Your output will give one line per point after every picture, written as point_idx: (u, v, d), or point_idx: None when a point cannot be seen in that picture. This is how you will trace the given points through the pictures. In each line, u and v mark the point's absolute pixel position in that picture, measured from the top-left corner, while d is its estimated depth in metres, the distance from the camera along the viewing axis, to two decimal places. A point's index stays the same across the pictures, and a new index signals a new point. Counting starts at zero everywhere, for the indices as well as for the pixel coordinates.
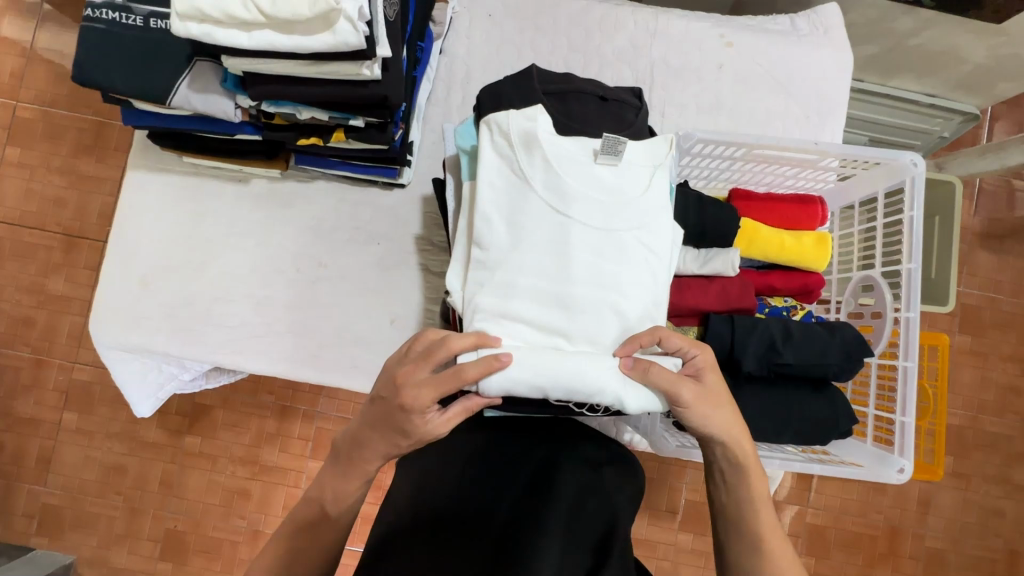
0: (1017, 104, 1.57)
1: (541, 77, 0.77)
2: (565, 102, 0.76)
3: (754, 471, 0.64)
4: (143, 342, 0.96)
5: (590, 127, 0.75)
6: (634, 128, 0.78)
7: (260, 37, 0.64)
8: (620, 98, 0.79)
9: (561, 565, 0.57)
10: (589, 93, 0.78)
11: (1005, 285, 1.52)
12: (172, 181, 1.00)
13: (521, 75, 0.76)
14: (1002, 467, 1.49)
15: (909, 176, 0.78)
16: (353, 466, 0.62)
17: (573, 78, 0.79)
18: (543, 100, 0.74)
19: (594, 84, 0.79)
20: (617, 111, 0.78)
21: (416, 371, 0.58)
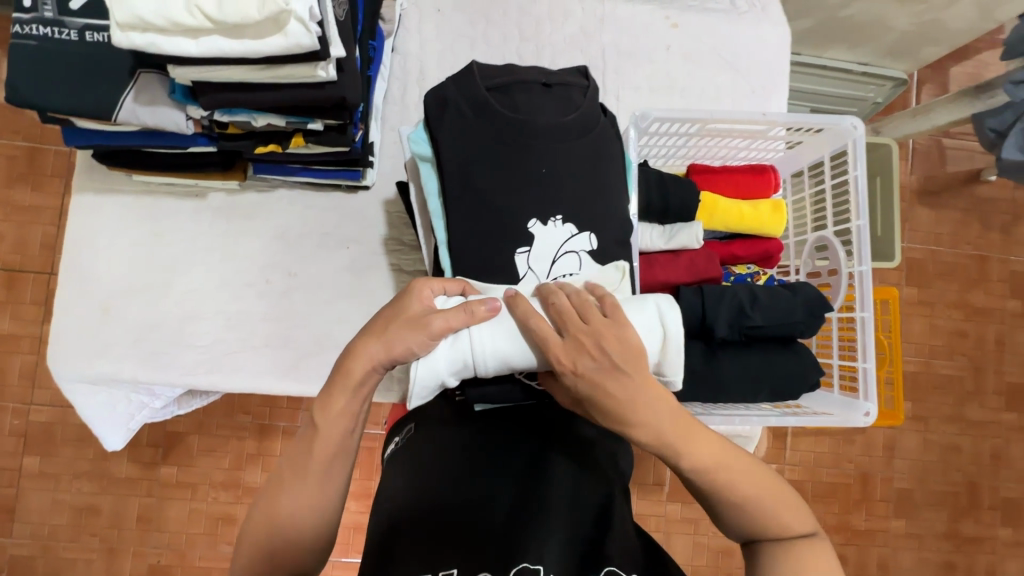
0: (939, 67, 1.68)
1: (483, 73, 0.75)
2: (511, 96, 0.73)
3: (697, 446, 0.56)
4: (110, 371, 0.93)
5: (537, 117, 0.73)
6: (584, 108, 0.75)
7: (209, 43, 0.62)
8: (565, 81, 0.76)
9: (563, 547, 0.58)
10: (532, 81, 0.74)
11: (944, 237, 1.63)
12: (125, 201, 0.96)
13: (462, 72, 0.75)
14: (955, 407, 1.60)
15: (852, 139, 0.83)
16: (334, 383, 0.58)
17: (514, 69, 0.76)
18: (485, 100, 0.73)
19: (537, 71, 0.75)
20: (565, 95, 0.75)
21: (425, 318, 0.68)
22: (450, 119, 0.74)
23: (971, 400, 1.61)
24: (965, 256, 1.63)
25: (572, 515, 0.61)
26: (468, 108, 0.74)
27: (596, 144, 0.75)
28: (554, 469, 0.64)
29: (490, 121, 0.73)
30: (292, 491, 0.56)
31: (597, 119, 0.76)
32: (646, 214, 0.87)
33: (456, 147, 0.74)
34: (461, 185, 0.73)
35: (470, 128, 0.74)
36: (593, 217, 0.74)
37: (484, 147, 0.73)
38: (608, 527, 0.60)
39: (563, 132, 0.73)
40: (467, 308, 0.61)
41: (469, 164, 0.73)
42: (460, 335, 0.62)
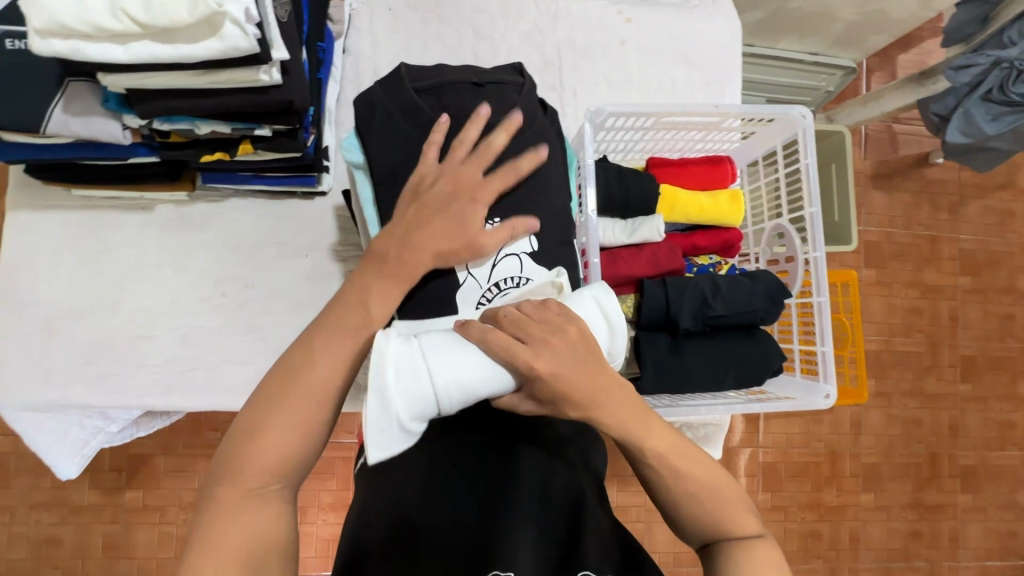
0: (886, 55, 1.73)
1: (412, 76, 0.74)
2: (442, 97, 0.73)
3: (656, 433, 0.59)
4: (57, 397, 0.88)
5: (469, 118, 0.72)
6: (517, 105, 0.74)
7: (139, 49, 0.59)
8: (498, 80, 0.75)
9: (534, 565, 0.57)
10: (463, 82, 0.74)
11: (898, 219, 1.69)
12: (65, 218, 0.91)
13: (390, 76, 0.74)
14: (915, 381, 1.66)
15: (801, 127, 0.84)
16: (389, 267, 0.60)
17: (445, 70, 0.75)
18: (417, 105, 0.72)
19: (468, 72, 0.75)
20: (497, 94, 0.74)
21: (470, 134, 0.68)
22: (382, 123, 0.73)
23: (929, 374, 1.67)
24: (918, 237, 1.70)
25: (542, 521, 0.60)
26: (399, 111, 0.72)
27: (534, 138, 0.74)
28: (522, 481, 0.62)
29: (420, 122, 0.72)
30: (322, 364, 0.55)
31: (533, 116, 0.75)
32: (606, 209, 0.87)
33: (387, 152, 0.72)
34: (393, 190, 0.72)
35: (401, 130, 0.72)
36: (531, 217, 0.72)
37: (414, 149, 0.71)
38: (579, 529, 0.60)
39: (494, 131, 0.72)
40: (513, 228, 0.67)
41: (401, 168, 0.72)
42: (425, 362, 0.54)
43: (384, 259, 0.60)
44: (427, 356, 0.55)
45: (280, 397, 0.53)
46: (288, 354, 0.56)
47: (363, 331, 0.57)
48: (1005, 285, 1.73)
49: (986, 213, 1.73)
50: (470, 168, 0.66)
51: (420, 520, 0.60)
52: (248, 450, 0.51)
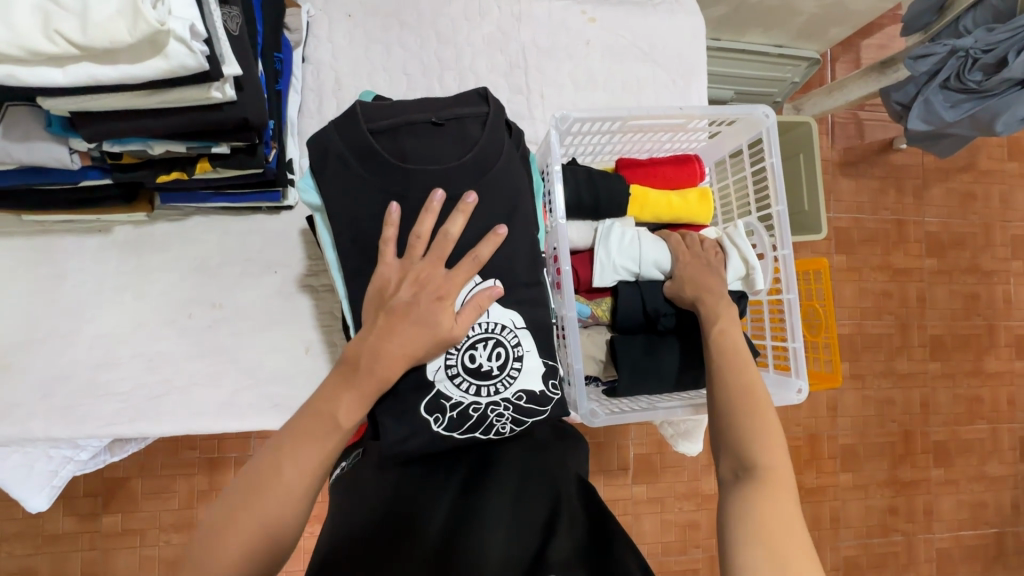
0: (849, 44, 1.76)
1: (367, 114, 0.68)
2: (398, 140, 0.68)
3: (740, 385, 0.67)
4: (18, 430, 0.85)
5: (429, 163, 0.68)
6: (480, 144, 0.69)
7: (78, 71, 0.56)
8: (459, 113, 0.69)
9: (507, 548, 0.59)
10: (421, 121, 0.68)
11: (865, 205, 1.73)
12: (17, 244, 0.88)
13: (344, 115, 0.68)
14: (887, 362, 1.71)
15: (764, 127, 0.85)
16: (359, 375, 0.62)
17: (402, 105, 0.69)
18: (369, 151, 0.67)
19: (426, 108, 0.69)
20: (459, 131, 0.69)
21: (425, 225, 0.67)
22: (336, 169, 0.69)
23: (900, 354, 1.72)
24: (885, 222, 1.74)
25: (516, 524, 0.61)
26: (353, 155, 0.68)
27: (495, 185, 0.71)
28: (499, 476, 0.65)
29: (375, 170, 0.68)
30: (285, 472, 0.55)
31: (498, 152, 0.70)
32: (578, 213, 0.87)
33: (340, 198, 0.70)
34: (352, 239, 0.71)
35: (356, 177, 0.69)
36: (496, 264, 0.72)
37: (371, 198, 0.69)
38: (553, 529, 0.60)
39: (455, 177, 0.68)
40: (478, 307, 0.68)
41: (359, 219, 0.69)
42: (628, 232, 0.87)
43: (354, 369, 0.62)
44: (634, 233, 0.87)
45: (240, 510, 0.53)
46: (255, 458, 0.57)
47: (332, 440, 0.59)
48: (969, 265, 1.78)
49: (949, 195, 1.78)
50: (432, 265, 0.67)
51: (399, 509, 0.62)
52: (202, 563, 0.51)
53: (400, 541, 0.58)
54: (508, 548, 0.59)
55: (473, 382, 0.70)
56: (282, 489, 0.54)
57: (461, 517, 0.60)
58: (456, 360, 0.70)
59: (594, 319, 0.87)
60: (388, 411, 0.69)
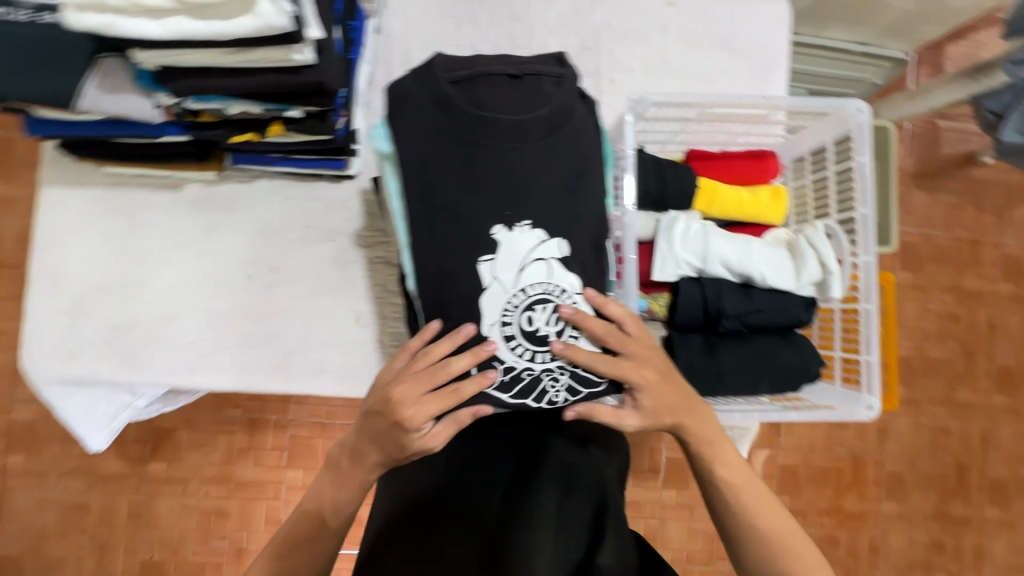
0: (937, 46, 1.64)
1: (446, 67, 0.69)
2: (473, 89, 0.67)
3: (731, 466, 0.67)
4: (86, 372, 0.89)
5: (502, 112, 0.66)
6: (555, 102, 0.68)
7: (172, 25, 0.57)
8: (537, 71, 0.69)
9: (555, 551, 0.58)
10: (498, 73, 0.68)
11: (938, 220, 1.62)
12: (94, 195, 0.91)
13: (423, 67, 0.70)
14: (947, 390, 1.60)
15: (856, 123, 0.80)
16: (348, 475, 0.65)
17: (479, 60, 0.70)
18: (444, 98, 0.67)
19: (505, 62, 0.69)
20: (536, 87, 0.68)
21: (441, 347, 0.66)
22: (409, 115, 0.69)
23: (963, 383, 1.61)
24: (958, 240, 1.62)
25: (564, 521, 0.60)
26: (428, 103, 0.68)
27: (567, 142, 0.69)
28: (548, 468, 0.64)
29: (450, 116, 0.67)
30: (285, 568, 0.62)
31: (572, 111, 0.69)
32: (644, 203, 0.84)
33: (410, 142, 0.69)
34: (415, 183, 0.69)
35: (429, 124, 0.68)
36: (563, 222, 0.69)
37: (442, 144, 0.67)
38: (601, 534, 0.61)
39: (529, 129, 0.67)
40: (457, 422, 0.64)
41: (428, 165, 0.68)
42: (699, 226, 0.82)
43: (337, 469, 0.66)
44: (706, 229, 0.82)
45: None
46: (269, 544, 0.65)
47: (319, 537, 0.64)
48: None
49: None
50: (414, 380, 0.63)
51: (449, 502, 0.64)
52: None
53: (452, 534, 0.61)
54: (557, 549, 0.58)
55: (528, 347, 0.68)
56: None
57: (506, 513, 0.60)
58: (512, 320, 0.68)
59: (650, 314, 0.84)
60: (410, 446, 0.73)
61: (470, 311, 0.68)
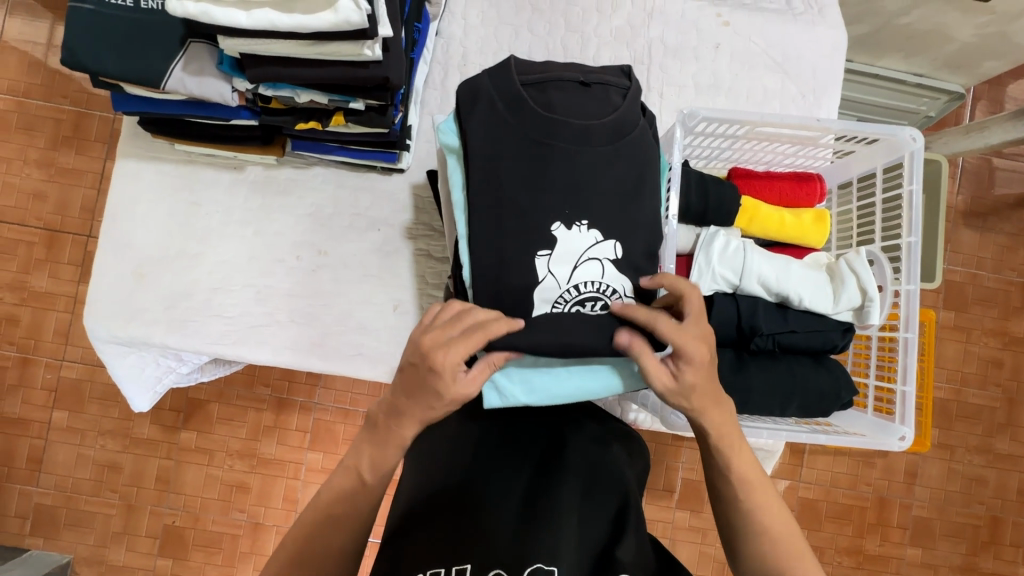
0: (998, 82, 1.60)
1: (520, 67, 0.73)
2: (545, 92, 0.72)
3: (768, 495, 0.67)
4: (140, 334, 0.95)
5: (570, 116, 0.71)
6: (621, 111, 0.72)
7: (260, 16, 0.63)
8: (604, 81, 0.74)
9: (578, 534, 0.63)
10: (570, 79, 0.73)
11: (987, 261, 1.56)
12: (165, 169, 0.98)
13: (499, 66, 0.72)
14: (984, 438, 1.54)
15: (908, 151, 0.80)
16: (387, 438, 0.65)
17: (553, 66, 0.74)
18: (519, 97, 0.71)
19: (575, 70, 0.74)
20: (603, 95, 0.73)
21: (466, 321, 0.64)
22: (482, 111, 0.72)
23: (1002, 432, 1.54)
24: (1007, 283, 1.56)
25: (585, 516, 0.65)
26: (501, 102, 0.71)
27: (630, 149, 0.72)
28: (573, 463, 0.68)
29: (521, 115, 0.71)
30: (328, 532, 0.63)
31: (635, 122, 0.73)
32: (684, 217, 0.85)
33: (482, 137, 0.71)
34: (483, 178, 0.71)
35: (500, 120, 0.71)
36: (619, 225, 0.72)
37: (511, 140, 0.71)
38: (621, 530, 0.64)
39: (595, 134, 0.71)
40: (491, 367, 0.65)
41: (495, 160, 0.71)
42: (737, 244, 0.82)
43: (377, 429, 0.65)
44: (745, 247, 0.82)
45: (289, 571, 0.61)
46: (305, 512, 0.65)
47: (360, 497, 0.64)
48: None
49: None
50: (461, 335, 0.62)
51: (473, 490, 0.65)
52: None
53: (476, 519, 0.63)
54: (579, 543, 0.62)
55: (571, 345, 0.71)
56: (320, 547, 0.63)
57: (534, 502, 0.64)
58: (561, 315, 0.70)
59: None
60: (431, 432, 0.75)
61: (523, 305, 0.70)
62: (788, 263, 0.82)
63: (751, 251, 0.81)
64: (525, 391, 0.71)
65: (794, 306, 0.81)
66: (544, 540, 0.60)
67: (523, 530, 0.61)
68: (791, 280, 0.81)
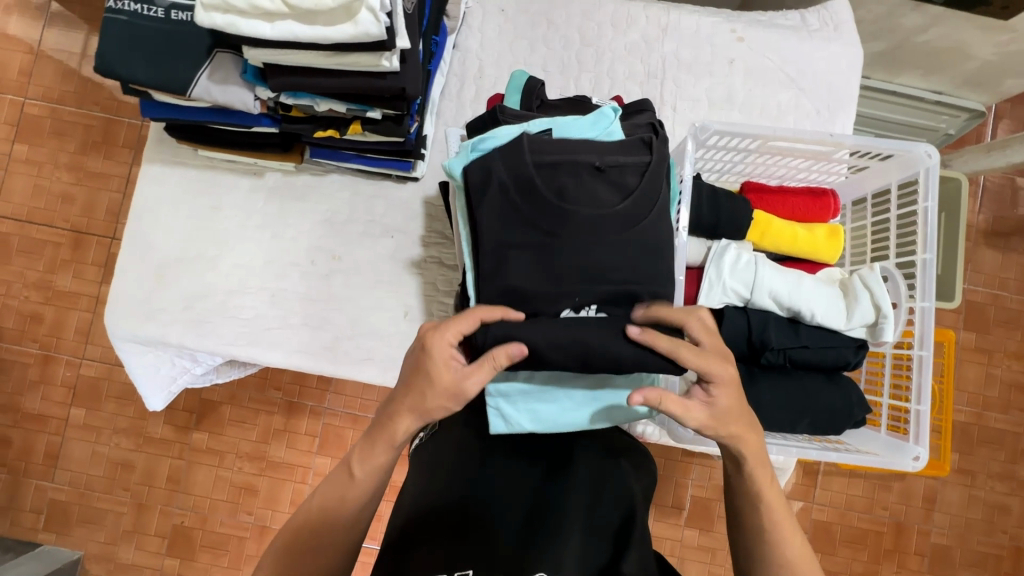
0: (1021, 101, 1.57)
1: (533, 145, 0.70)
2: (558, 178, 0.69)
3: (789, 527, 0.64)
4: (157, 334, 0.97)
5: (583, 207, 0.68)
6: (636, 196, 0.69)
7: (283, 27, 0.66)
8: (620, 161, 0.71)
9: (580, 551, 0.62)
10: (584, 163, 0.70)
11: (1010, 282, 1.53)
12: (187, 174, 1.01)
13: (511, 143, 0.70)
14: (1007, 464, 1.49)
15: (924, 167, 0.79)
16: (378, 434, 0.65)
17: (568, 144, 0.71)
18: (533, 185, 0.68)
19: (592, 151, 0.70)
20: (618, 179, 0.70)
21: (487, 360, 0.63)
22: (495, 196, 0.69)
23: None
24: None
25: (588, 530, 0.64)
26: (513, 186, 0.68)
27: (646, 235, 0.70)
28: (577, 475, 0.67)
29: (533, 204, 0.68)
30: (328, 534, 0.63)
31: (650, 207, 0.70)
32: (695, 230, 0.85)
33: (494, 226, 0.69)
34: (495, 268, 0.69)
35: (512, 208, 0.69)
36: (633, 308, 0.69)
37: (521, 232, 0.69)
38: (626, 543, 0.63)
39: (607, 223, 0.68)
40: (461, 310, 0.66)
41: (508, 250, 0.69)
42: (749, 258, 0.82)
43: (373, 426, 0.66)
44: (757, 261, 0.81)
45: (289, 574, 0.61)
46: (301, 511, 0.65)
47: (351, 492, 0.65)
48: None
49: None
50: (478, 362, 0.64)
51: (476, 503, 0.65)
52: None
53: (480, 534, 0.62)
54: (582, 559, 0.62)
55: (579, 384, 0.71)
56: (314, 546, 0.63)
57: (538, 516, 0.64)
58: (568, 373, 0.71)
59: None
60: (434, 439, 0.75)
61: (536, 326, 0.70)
62: (801, 278, 0.81)
63: (763, 266, 0.81)
64: (530, 418, 0.70)
65: (807, 321, 0.81)
66: (544, 554, 0.60)
67: (525, 551, 0.61)
68: (806, 296, 0.80)
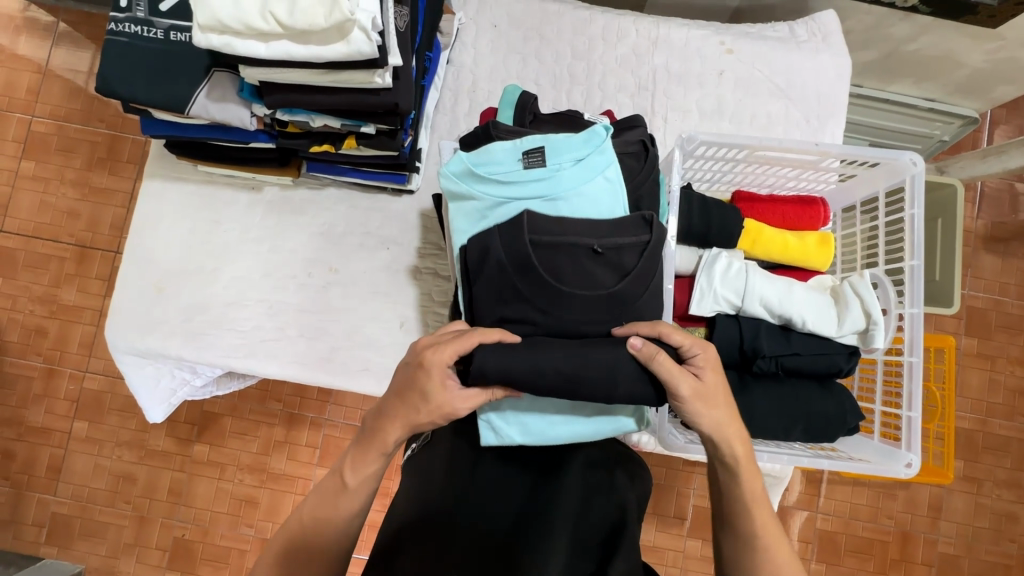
0: (1017, 107, 1.58)
1: (533, 224, 0.70)
2: (555, 260, 0.69)
3: (777, 536, 0.64)
4: (156, 347, 0.98)
5: (577, 290, 0.69)
6: (630, 279, 0.69)
7: (277, 47, 0.68)
8: (619, 242, 0.70)
9: (566, 559, 0.62)
10: (582, 246, 0.70)
11: (1011, 287, 1.53)
12: (187, 189, 1.03)
13: (511, 222, 0.70)
14: (1013, 471, 1.48)
15: (909, 175, 0.80)
16: (370, 443, 0.66)
17: (569, 223, 0.71)
18: (529, 267, 0.68)
19: (591, 233, 0.70)
20: (616, 261, 0.70)
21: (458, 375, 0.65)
22: (491, 275, 0.70)
23: None
24: None
25: (576, 540, 0.64)
26: (511, 266, 0.69)
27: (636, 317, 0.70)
28: (567, 484, 0.68)
29: (531, 284, 0.69)
30: (321, 539, 0.64)
31: (643, 289, 0.70)
32: (685, 239, 0.86)
33: (490, 303, 0.71)
34: None
35: (509, 289, 0.69)
36: None
37: (515, 310, 0.70)
38: (614, 552, 0.63)
39: (600, 307, 0.69)
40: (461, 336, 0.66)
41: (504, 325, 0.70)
42: (739, 267, 0.82)
43: (366, 435, 0.67)
44: (747, 270, 0.82)
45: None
46: (293, 517, 0.65)
47: (342, 499, 0.65)
48: None
49: None
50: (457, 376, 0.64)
51: (465, 511, 0.65)
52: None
53: (467, 540, 0.63)
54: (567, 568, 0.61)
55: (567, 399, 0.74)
56: (307, 551, 0.64)
57: (526, 523, 0.64)
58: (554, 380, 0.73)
59: None
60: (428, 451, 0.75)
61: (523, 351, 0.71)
62: (791, 287, 0.82)
63: (753, 274, 0.82)
64: (520, 430, 0.72)
65: (799, 329, 0.81)
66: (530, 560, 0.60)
67: (511, 557, 0.61)
68: (796, 304, 0.80)
